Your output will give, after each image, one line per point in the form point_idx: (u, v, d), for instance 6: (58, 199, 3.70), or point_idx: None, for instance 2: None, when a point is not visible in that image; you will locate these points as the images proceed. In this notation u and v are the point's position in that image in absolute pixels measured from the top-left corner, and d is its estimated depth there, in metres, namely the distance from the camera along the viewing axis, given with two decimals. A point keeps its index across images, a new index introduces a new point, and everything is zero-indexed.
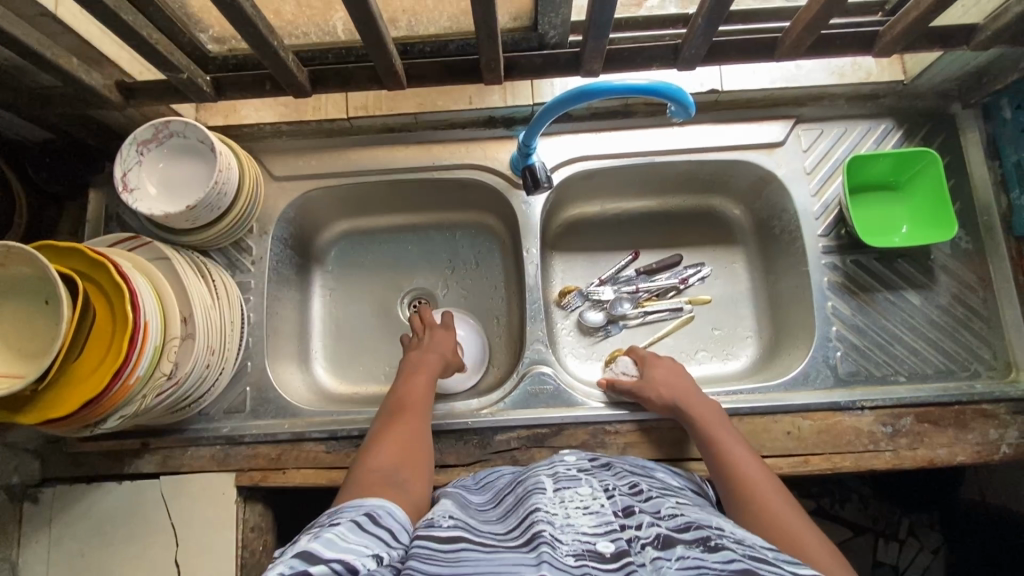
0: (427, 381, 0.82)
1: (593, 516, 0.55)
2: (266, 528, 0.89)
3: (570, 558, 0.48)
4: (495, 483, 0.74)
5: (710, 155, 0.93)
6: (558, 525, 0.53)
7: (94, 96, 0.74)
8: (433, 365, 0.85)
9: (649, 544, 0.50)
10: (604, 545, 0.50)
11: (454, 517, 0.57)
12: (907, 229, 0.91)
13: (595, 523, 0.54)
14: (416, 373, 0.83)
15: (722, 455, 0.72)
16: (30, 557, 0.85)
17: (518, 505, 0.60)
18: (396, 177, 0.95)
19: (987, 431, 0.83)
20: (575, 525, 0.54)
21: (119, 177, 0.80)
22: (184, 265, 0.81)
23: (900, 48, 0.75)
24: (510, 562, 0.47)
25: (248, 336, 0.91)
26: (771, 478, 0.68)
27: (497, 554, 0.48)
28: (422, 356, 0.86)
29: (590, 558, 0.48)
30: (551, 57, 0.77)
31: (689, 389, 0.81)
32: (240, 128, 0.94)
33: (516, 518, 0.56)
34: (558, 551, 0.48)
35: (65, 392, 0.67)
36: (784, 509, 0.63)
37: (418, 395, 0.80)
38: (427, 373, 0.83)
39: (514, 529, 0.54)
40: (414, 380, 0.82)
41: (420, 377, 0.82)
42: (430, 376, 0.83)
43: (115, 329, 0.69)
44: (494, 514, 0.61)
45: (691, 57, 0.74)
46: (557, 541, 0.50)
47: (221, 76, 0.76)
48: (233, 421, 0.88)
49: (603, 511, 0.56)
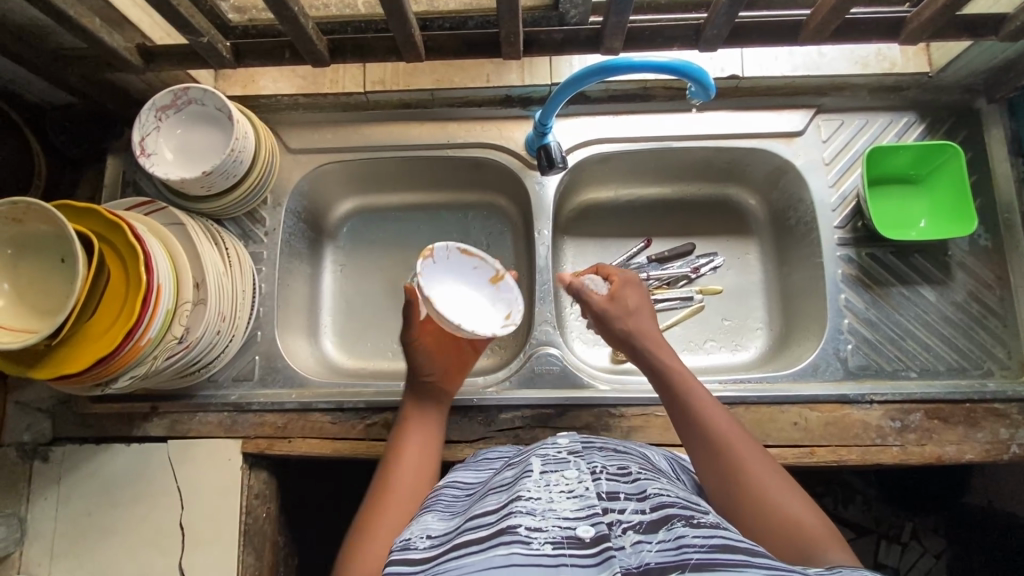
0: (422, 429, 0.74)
1: (575, 501, 0.53)
2: (270, 496, 0.90)
3: (547, 546, 0.47)
4: (490, 463, 0.73)
5: (728, 142, 0.92)
6: (537, 513, 0.51)
7: (116, 58, 0.75)
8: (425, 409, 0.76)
9: (630, 528, 0.49)
10: (584, 529, 0.48)
11: (433, 534, 0.55)
12: (925, 223, 0.89)
13: (576, 507, 0.52)
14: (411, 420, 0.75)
15: (697, 416, 0.65)
16: (39, 514, 0.86)
17: (506, 488, 0.58)
18: (411, 154, 0.95)
19: (997, 431, 0.82)
20: (557, 510, 0.52)
21: (137, 142, 0.81)
22: (198, 231, 0.81)
23: (927, 36, 0.74)
24: (483, 566, 0.46)
25: (259, 306, 0.92)
26: (760, 462, 0.60)
27: (474, 557, 0.48)
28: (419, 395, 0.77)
29: (569, 545, 0.47)
30: (571, 34, 0.76)
31: (656, 336, 0.74)
32: (258, 98, 0.94)
33: (498, 505, 0.54)
34: (534, 542, 0.48)
35: (77, 350, 0.68)
36: (784, 485, 0.58)
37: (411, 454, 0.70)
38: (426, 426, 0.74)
39: (492, 514, 0.53)
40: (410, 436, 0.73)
41: (416, 428, 0.74)
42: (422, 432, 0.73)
43: (127, 291, 0.70)
44: (485, 496, 0.59)
45: (712, 38, 0.73)
46: (533, 533, 0.48)
47: (241, 42, 0.76)
48: (241, 389, 0.89)
49: (586, 495, 0.54)
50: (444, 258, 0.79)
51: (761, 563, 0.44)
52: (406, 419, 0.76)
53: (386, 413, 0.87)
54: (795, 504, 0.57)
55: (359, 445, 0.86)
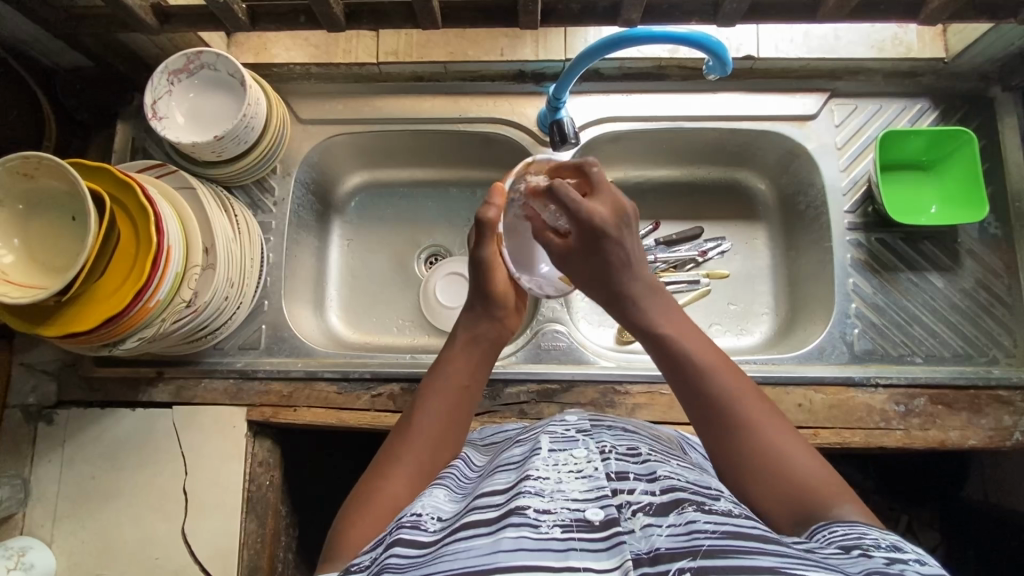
0: (469, 366, 0.70)
1: (585, 481, 0.52)
2: (274, 465, 0.90)
3: (556, 529, 0.46)
4: (499, 444, 0.72)
5: (741, 124, 0.92)
6: (546, 493, 0.50)
7: (131, 17, 0.74)
8: (476, 347, 0.71)
9: (641, 510, 0.48)
10: (593, 511, 0.47)
11: (444, 516, 0.52)
12: (936, 209, 0.89)
13: (586, 488, 0.51)
14: (457, 352, 0.70)
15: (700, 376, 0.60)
16: (41, 475, 0.86)
17: (515, 466, 0.57)
18: (421, 127, 0.95)
19: (1001, 417, 0.82)
20: (565, 491, 0.51)
21: (148, 105, 0.81)
22: (209, 198, 0.81)
23: (946, 15, 0.74)
24: (488, 549, 0.44)
25: (266, 275, 0.91)
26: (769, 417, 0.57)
27: (477, 540, 0.46)
28: (471, 328, 0.72)
29: (578, 528, 0.46)
30: (588, 5, 0.75)
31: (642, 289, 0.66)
32: (269, 67, 0.94)
33: (506, 484, 0.53)
34: (542, 525, 0.46)
35: (86, 310, 0.68)
36: (771, 424, 0.56)
37: (449, 395, 0.67)
38: (473, 369, 0.70)
39: (500, 493, 0.52)
40: (447, 371, 0.69)
41: (460, 369, 0.69)
42: (462, 371, 0.69)
43: (137, 253, 0.70)
44: (493, 474, 0.57)
45: (731, 12, 0.73)
46: (542, 516, 0.47)
47: (257, 5, 0.76)
48: (247, 357, 0.89)
49: (595, 476, 0.53)
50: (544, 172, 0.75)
51: (774, 550, 0.43)
52: (449, 352, 0.71)
53: (392, 385, 0.87)
54: (785, 448, 0.55)
55: (363, 416, 0.86)
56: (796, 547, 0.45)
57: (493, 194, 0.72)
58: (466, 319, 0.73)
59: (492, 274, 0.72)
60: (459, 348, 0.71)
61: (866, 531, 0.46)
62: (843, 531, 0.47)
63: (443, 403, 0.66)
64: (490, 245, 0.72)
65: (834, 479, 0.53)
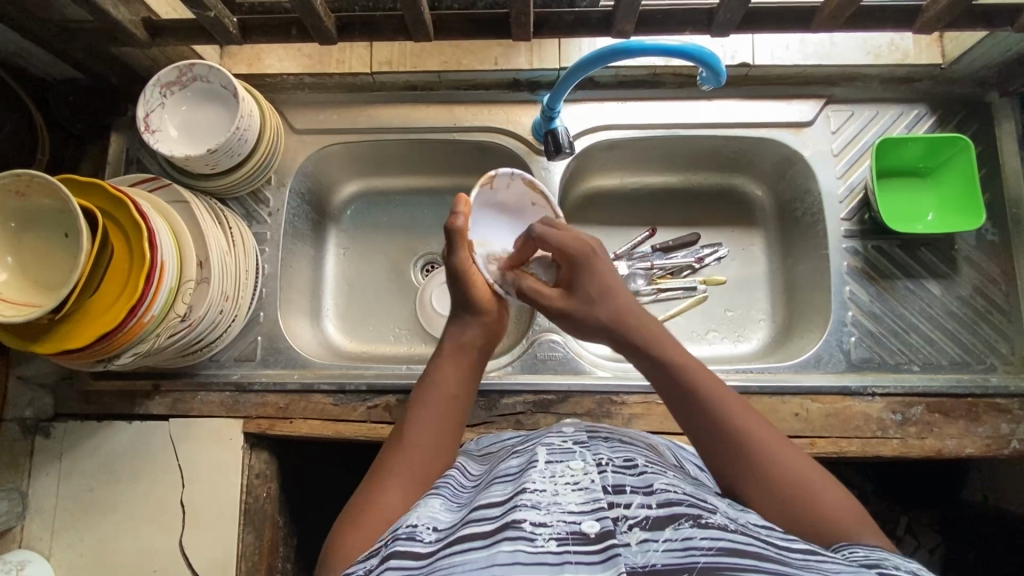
0: (458, 373, 0.70)
1: (581, 493, 0.52)
2: (271, 477, 0.90)
3: (552, 543, 0.46)
4: (496, 454, 0.72)
5: (736, 132, 0.91)
6: (542, 506, 0.50)
7: (121, 31, 0.74)
8: (464, 355, 0.71)
9: (637, 524, 0.48)
10: (589, 524, 0.47)
11: (440, 526, 0.52)
12: (933, 216, 0.89)
13: (582, 500, 0.51)
14: (445, 360, 0.70)
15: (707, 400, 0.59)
16: (39, 488, 0.86)
17: (512, 479, 0.56)
18: (416, 136, 0.95)
19: (998, 426, 0.82)
20: (561, 504, 0.50)
21: (142, 118, 0.81)
22: (200, 209, 0.81)
23: (942, 24, 0.73)
24: (483, 564, 0.45)
25: (261, 287, 0.91)
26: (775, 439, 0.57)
27: (472, 554, 0.46)
28: (458, 336, 0.72)
29: (574, 541, 0.46)
30: (582, 16, 0.75)
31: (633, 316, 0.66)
32: (263, 77, 0.93)
33: (503, 496, 0.53)
34: (538, 538, 0.46)
35: (80, 325, 0.67)
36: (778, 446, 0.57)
37: (439, 403, 0.67)
38: (463, 377, 0.70)
39: (495, 506, 0.51)
40: (435, 380, 0.69)
41: (450, 378, 0.69)
42: (451, 380, 0.69)
43: (131, 268, 0.69)
44: (490, 486, 0.57)
45: (725, 22, 0.72)
46: (538, 529, 0.47)
47: (248, 18, 0.76)
48: (244, 368, 0.89)
49: (592, 488, 0.52)
50: (506, 186, 0.77)
51: (770, 569, 0.43)
52: (438, 361, 0.71)
53: (389, 396, 0.87)
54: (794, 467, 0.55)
55: (359, 427, 0.86)
56: (789, 561, 0.45)
57: (458, 204, 0.70)
58: (452, 328, 0.73)
59: (468, 279, 0.71)
60: (448, 357, 0.71)
61: (887, 556, 0.47)
62: (864, 553, 0.48)
63: (432, 412, 0.66)
64: (462, 250, 0.71)
65: (832, 493, 0.53)
